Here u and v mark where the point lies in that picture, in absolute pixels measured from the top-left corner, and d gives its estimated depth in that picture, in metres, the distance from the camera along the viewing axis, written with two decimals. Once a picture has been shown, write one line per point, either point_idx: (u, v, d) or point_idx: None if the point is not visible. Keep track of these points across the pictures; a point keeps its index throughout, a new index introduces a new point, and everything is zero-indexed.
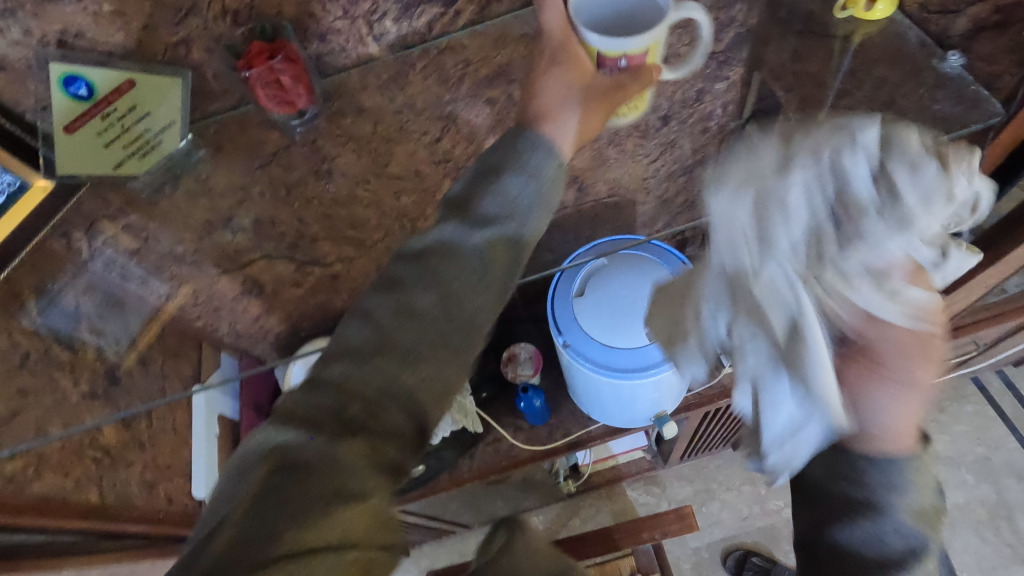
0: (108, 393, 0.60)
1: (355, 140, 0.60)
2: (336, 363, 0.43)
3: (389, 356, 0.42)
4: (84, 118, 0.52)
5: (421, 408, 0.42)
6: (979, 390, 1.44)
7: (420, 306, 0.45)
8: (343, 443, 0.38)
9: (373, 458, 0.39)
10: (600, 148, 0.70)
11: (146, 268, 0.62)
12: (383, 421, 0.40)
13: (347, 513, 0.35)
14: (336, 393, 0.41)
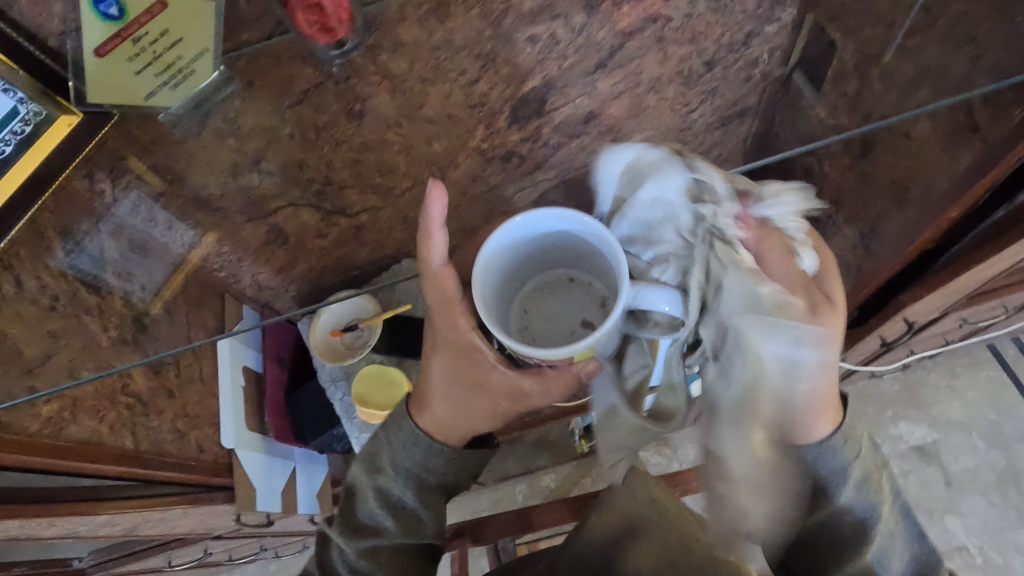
0: (137, 340, 0.60)
1: (392, 78, 0.56)
2: (370, 504, 0.59)
3: (410, 497, 0.59)
4: (117, 41, 0.45)
5: (434, 493, 0.60)
6: (993, 357, 1.32)
7: (410, 501, 0.59)
8: (437, 501, 0.60)
9: (409, 521, 0.59)
10: (640, 94, 0.68)
11: (172, 211, 0.59)
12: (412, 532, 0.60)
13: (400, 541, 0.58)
14: (379, 527, 0.59)
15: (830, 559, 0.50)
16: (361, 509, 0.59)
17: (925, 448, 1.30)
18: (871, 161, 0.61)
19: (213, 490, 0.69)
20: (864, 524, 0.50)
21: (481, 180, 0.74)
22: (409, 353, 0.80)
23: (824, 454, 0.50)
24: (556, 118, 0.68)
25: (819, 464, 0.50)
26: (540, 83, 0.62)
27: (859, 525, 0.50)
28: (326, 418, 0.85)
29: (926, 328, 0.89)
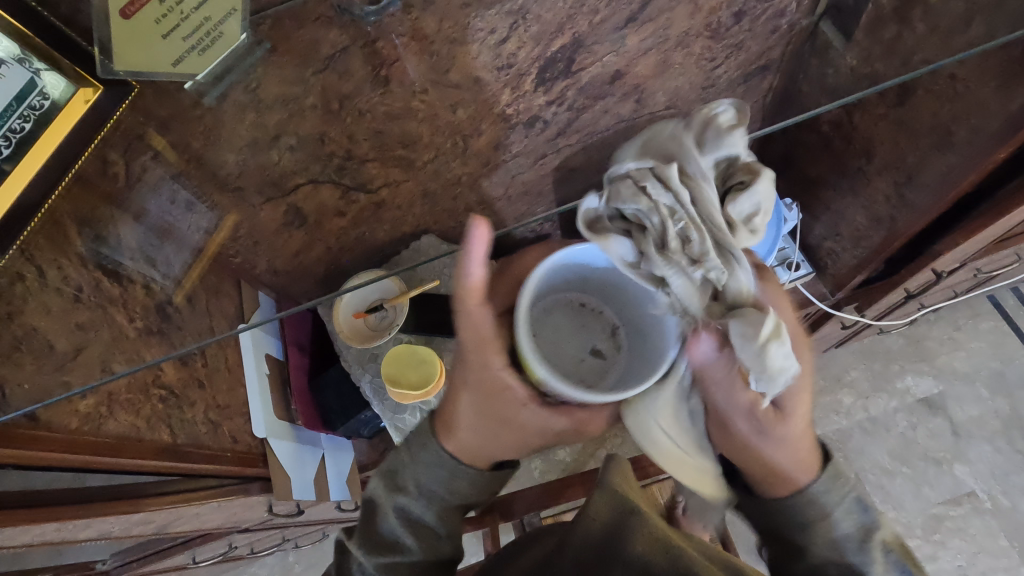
0: (163, 330, 0.57)
1: (422, 39, 0.53)
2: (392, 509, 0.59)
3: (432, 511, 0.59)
4: (142, 1, 0.41)
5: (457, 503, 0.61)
6: (994, 308, 1.32)
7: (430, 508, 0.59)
8: (455, 517, 0.61)
9: (431, 542, 0.60)
10: (666, 51, 0.66)
11: (189, 190, 0.56)
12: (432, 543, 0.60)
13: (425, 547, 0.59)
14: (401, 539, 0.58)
15: (785, 545, 0.55)
16: (383, 523, 0.59)
17: (933, 399, 1.29)
18: (909, 108, 0.61)
19: (248, 481, 0.66)
20: (851, 550, 0.52)
21: (503, 148, 0.72)
22: (438, 333, 0.79)
23: (813, 497, 0.52)
24: (582, 79, 0.66)
25: (787, 511, 0.52)
26: (569, 42, 0.60)
27: (826, 527, 0.52)
28: (352, 402, 0.84)
29: (945, 279, 0.89)
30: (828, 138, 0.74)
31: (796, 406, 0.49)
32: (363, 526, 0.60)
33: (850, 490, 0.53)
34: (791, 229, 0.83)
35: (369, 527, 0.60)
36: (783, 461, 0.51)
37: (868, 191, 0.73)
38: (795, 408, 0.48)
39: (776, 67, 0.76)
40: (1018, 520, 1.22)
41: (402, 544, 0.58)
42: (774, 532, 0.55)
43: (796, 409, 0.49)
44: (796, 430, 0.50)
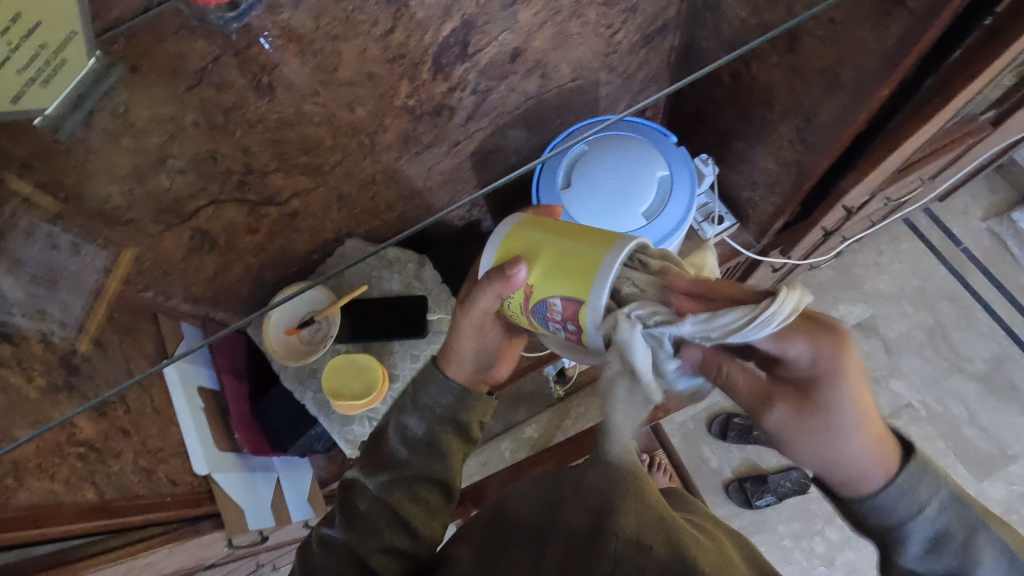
0: (71, 384, 0.50)
1: (298, 39, 0.51)
2: (366, 450, 0.62)
3: (417, 461, 0.59)
4: None
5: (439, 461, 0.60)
6: (911, 230, 1.40)
7: (416, 444, 0.59)
8: (455, 443, 0.61)
9: (404, 497, 0.59)
10: (560, 20, 0.64)
11: (75, 233, 0.50)
12: (413, 493, 0.59)
13: (400, 493, 0.59)
14: (381, 491, 0.59)
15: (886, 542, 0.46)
16: (390, 446, 0.60)
17: (865, 323, 1.35)
18: (799, 53, 0.63)
19: (198, 521, 0.65)
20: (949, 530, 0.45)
21: (413, 141, 0.70)
22: (375, 337, 0.78)
23: (883, 505, 0.44)
24: (481, 61, 0.64)
25: (871, 517, 0.45)
26: (460, 25, 0.58)
27: (902, 531, 0.44)
28: (300, 421, 0.80)
29: (857, 212, 0.92)
30: (733, 90, 0.75)
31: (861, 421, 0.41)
32: (370, 451, 0.62)
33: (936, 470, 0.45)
34: (710, 183, 0.85)
35: (374, 449, 0.61)
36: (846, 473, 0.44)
37: (774, 138, 0.75)
38: (845, 392, 0.40)
39: (674, 26, 0.75)
40: (949, 422, 1.28)
41: (408, 463, 0.59)
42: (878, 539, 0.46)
43: (860, 434, 0.41)
44: (863, 441, 0.42)
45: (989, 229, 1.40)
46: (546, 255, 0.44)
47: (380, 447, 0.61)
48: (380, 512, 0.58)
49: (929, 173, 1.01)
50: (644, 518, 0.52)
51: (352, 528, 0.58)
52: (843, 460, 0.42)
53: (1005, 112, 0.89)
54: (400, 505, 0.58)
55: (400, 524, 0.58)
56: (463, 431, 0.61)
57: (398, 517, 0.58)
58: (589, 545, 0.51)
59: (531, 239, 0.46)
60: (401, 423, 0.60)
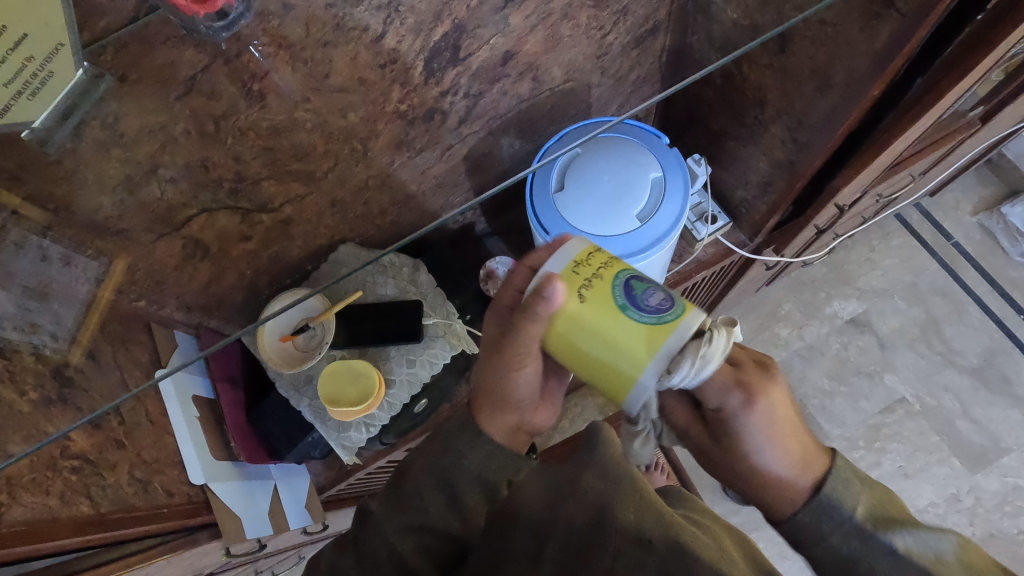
0: (65, 397, 0.50)
1: (289, 47, 0.51)
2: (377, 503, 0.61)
3: (438, 503, 0.59)
4: None
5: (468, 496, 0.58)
6: (902, 225, 1.41)
7: (440, 480, 0.58)
8: (480, 499, 0.59)
9: (412, 543, 0.59)
10: (552, 22, 0.64)
11: (65, 245, 0.51)
12: (431, 530, 0.59)
13: (399, 535, 0.59)
14: (387, 538, 0.59)
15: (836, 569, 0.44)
16: (407, 485, 0.60)
17: (859, 319, 1.36)
18: (789, 54, 0.63)
19: (194, 531, 0.64)
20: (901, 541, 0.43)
21: (405, 145, 0.69)
22: (371, 343, 0.78)
23: (826, 506, 0.43)
24: (473, 65, 0.64)
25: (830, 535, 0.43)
26: (451, 29, 0.58)
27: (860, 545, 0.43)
28: (297, 428, 0.80)
29: (850, 209, 0.93)
30: (725, 91, 0.75)
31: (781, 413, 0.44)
32: (389, 494, 0.61)
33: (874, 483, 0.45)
34: (703, 183, 0.86)
35: (393, 490, 0.61)
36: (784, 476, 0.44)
37: (767, 138, 0.75)
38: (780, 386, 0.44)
39: (666, 28, 0.75)
40: (943, 416, 1.29)
41: (423, 511, 0.59)
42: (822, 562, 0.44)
43: (774, 447, 0.44)
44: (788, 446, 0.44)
45: (979, 223, 1.41)
46: (585, 351, 0.46)
47: (397, 492, 0.60)
48: (388, 560, 0.59)
49: (919, 170, 1.02)
50: (643, 514, 0.51)
51: (358, 561, 0.60)
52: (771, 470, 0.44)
53: (994, 108, 0.90)
54: (404, 550, 0.59)
55: (401, 569, 0.59)
56: (491, 488, 0.59)
57: (398, 556, 0.59)
58: (588, 544, 0.50)
59: (574, 330, 0.46)
60: (433, 467, 0.59)
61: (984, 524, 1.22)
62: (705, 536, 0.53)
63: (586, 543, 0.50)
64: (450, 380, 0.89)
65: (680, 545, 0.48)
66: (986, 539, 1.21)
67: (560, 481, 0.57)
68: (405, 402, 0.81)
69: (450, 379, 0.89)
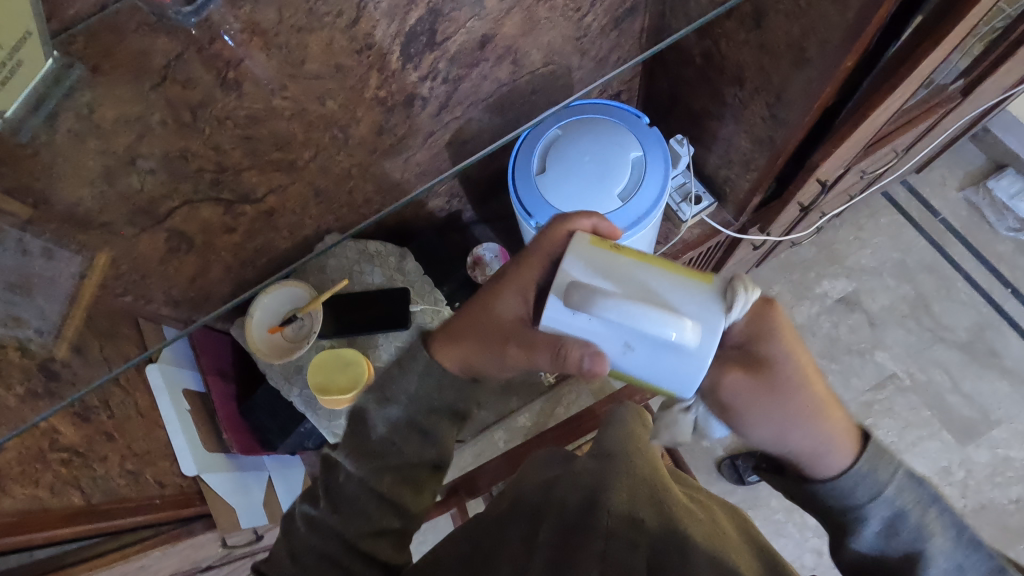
0: (51, 390, 0.49)
1: (263, 33, 0.55)
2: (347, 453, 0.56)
3: (411, 445, 0.55)
4: None
5: (436, 430, 0.56)
6: (890, 203, 1.42)
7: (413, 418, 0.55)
8: (451, 428, 0.57)
9: (395, 484, 0.55)
10: (527, 4, 0.65)
11: (47, 237, 0.50)
12: (408, 483, 0.56)
13: (386, 481, 0.55)
14: (372, 485, 0.54)
15: (837, 524, 0.49)
16: (376, 430, 0.55)
17: (848, 298, 1.37)
18: (765, 30, 0.64)
19: (189, 522, 0.65)
20: (916, 520, 0.47)
21: (387, 132, 0.69)
22: (358, 331, 0.77)
23: (852, 482, 0.46)
24: (450, 49, 0.64)
25: (838, 497, 0.47)
26: (426, 12, 0.58)
27: (878, 506, 0.46)
28: (288, 419, 0.81)
29: (835, 185, 0.93)
30: (704, 71, 0.75)
31: (804, 381, 0.44)
32: (351, 432, 0.56)
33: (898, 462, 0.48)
34: (687, 164, 0.86)
35: (357, 436, 0.56)
36: (803, 450, 0.45)
37: (747, 116, 0.76)
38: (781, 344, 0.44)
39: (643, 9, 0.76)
40: (934, 391, 1.30)
41: (400, 450, 0.55)
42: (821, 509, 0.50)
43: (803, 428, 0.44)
44: (823, 427, 0.45)
45: (965, 199, 1.42)
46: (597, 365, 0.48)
47: (364, 436, 0.55)
48: (373, 503, 0.54)
49: (903, 145, 1.02)
50: (637, 494, 0.55)
51: (344, 515, 0.54)
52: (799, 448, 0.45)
53: (974, 81, 0.91)
54: (391, 489, 0.55)
55: (390, 508, 0.55)
56: (458, 414, 0.57)
57: (385, 496, 0.55)
58: (583, 521, 0.52)
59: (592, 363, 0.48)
60: (387, 411, 0.55)
61: (975, 496, 1.24)
62: (697, 510, 0.56)
63: (578, 514, 0.53)
64: None
65: (673, 526, 0.51)
66: (977, 510, 1.23)
67: (560, 475, 0.60)
68: None
69: None
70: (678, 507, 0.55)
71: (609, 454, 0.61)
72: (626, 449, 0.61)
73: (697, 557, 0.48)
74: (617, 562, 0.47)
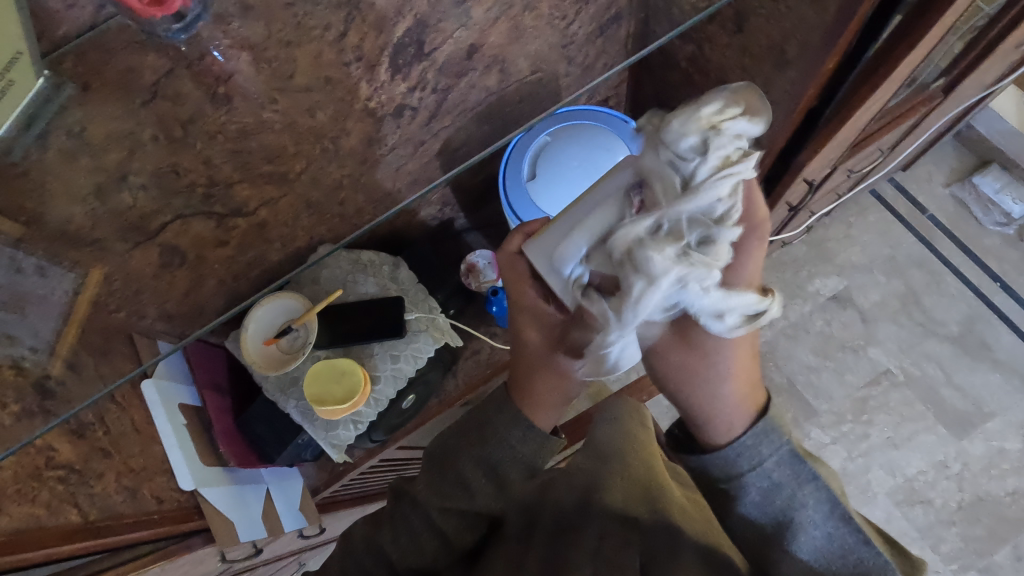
0: (47, 408, 0.49)
1: (253, 48, 0.57)
2: (424, 481, 0.60)
3: (483, 493, 0.58)
4: None
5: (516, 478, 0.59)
6: (878, 201, 1.43)
7: (501, 464, 0.59)
8: (521, 482, 0.60)
9: (453, 521, 0.59)
10: (512, 13, 0.66)
11: (39, 256, 0.51)
12: (465, 526, 0.59)
13: (447, 516, 0.58)
14: (429, 520, 0.59)
15: (719, 495, 0.56)
16: (451, 470, 0.59)
17: (841, 295, 1.38)
18: (747, 33, 0.65)
19: (188, 536, 0.64)
20: (783, 486, 0.52)
21: (377, 143, 0.70)
22: (353, 341, 0.78)
23: (728, 457, 0.53)
24: (439, 59, 0.65)
25: (713, 468, 0.54)
26: (413, 24, 0.60)
27: (743, 480, 0.53)
28: (285, 431, 0.81)
29: (822, 185, 0.94)
30: None
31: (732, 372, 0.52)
32: (430, 468, 0.61)
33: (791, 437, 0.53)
34: None
35: (439, 473, 0.60)
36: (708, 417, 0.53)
37: None
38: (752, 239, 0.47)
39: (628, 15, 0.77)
40: (927, 384, 1.31)
41: (472, 494, 0.58)
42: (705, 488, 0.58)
43: (730, 387, 0.52)
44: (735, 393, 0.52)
45: (952, 194, 1.43)
46: None
47: (441, 476, 0.59)
48: (422, 526, 0.59)
49: (887, 144, 1.04)
50: (631, 493, 0.56)
51: (394, 540, 0.59)
52: (704, 407, 0.53)
53: (955, 78, 0.92)
54: (449, 526, 0.58)
55: (440, 540, 0.59)
56: (532, 467, 0.60)
57: (439, 533, 0.58)
58: (576, 519, 0.53)
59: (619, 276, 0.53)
60: (478, 455, 0.59)
61: (972, 488, 1.25)
62: (693, 506, 0.57)
63: (575, 512, 0.54)
64: (437, 374, 0.91)
65: (665, 519, 0.52)
66: (974, 503, 1.24)
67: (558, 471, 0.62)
68: (391, 398, 0.82)
69: (437, 373, 0.91)
70: (672, 502, 0.56)
71: (603, 455, 0.62)
72: (617, 450, 0.62)
73: (685, 551, 0.49)
74: (608, 553, 0.48)
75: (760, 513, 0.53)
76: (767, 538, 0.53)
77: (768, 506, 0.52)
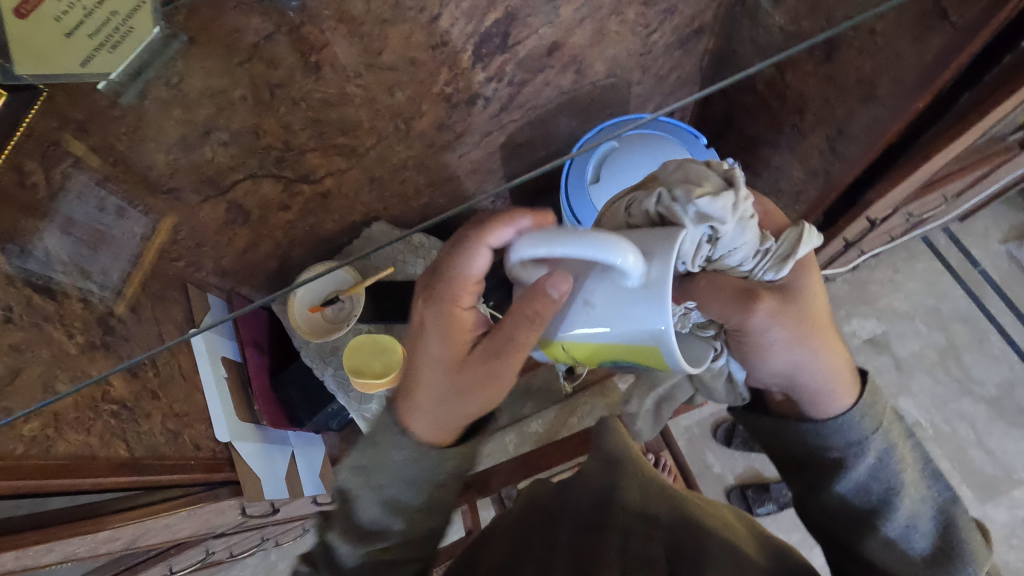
0: (107, 344, 0.53)
1: (350, 21, 0.53)
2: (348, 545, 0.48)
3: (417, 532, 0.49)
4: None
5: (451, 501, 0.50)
6: (929, 249, 1.39)
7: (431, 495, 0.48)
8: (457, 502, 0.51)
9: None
10: (599, 17, 0.65)
11: (120, 197, 0.53)
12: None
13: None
14: None
15: (820, 465, 0.50)
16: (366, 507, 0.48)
17: (877, 339, 1.35)
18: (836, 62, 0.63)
19: (217, 486, 0.66)
20: (852, 434, 0.48)
21: (447, 128, 0.71)
22: (396, 320, 0.80)
23: (850, 421, 0.48)
24: (520, 53, 0.65)
25: (830, 436, 0.49)
26: (503, 16, 0.59)
27: (864, 447, 0.48)
28: (317, 398, 0.83)
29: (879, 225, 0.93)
30: (764, 98, 0.76)
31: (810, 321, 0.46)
32: (341, 508, 0.49)
33: (889, 404, 0.50)
34: None
35: (347, 517, 0.48)
36: (818, 385, 0.48)
37: (804, 146, 0.77)
38: (780, 328, 0.44)
39: (710, 30, 0.75)
40: (956, 443, 1.28)
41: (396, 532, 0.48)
42: (801, 458, 0.52)
43: (809, 348, 0.46)
44: (831, 361, 0.47)
45: (1007, 251, 1.39)
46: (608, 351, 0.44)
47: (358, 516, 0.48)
48: None
49: (951, 192, 1.00)
50: (648, 497, 0.56)
51: None
52: (813, 381, 0.47)
53: None
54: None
55: None
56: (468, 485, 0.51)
57: None
58: (602, 521, 0.52)
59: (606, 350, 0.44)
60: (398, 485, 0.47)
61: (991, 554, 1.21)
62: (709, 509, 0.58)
63: (600, 510, 0.54)
64: None
65: (687, 523, 0.52)
66: None
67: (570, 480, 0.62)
68: None
69: None
70: (689, 506, 0.56)
71: (615, 460, 0.62)
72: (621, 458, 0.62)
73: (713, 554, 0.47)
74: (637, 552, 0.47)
75: (860, 488, 0.48)
76: (861, 516, 0.49)
77: (867, 463, 0.48)
